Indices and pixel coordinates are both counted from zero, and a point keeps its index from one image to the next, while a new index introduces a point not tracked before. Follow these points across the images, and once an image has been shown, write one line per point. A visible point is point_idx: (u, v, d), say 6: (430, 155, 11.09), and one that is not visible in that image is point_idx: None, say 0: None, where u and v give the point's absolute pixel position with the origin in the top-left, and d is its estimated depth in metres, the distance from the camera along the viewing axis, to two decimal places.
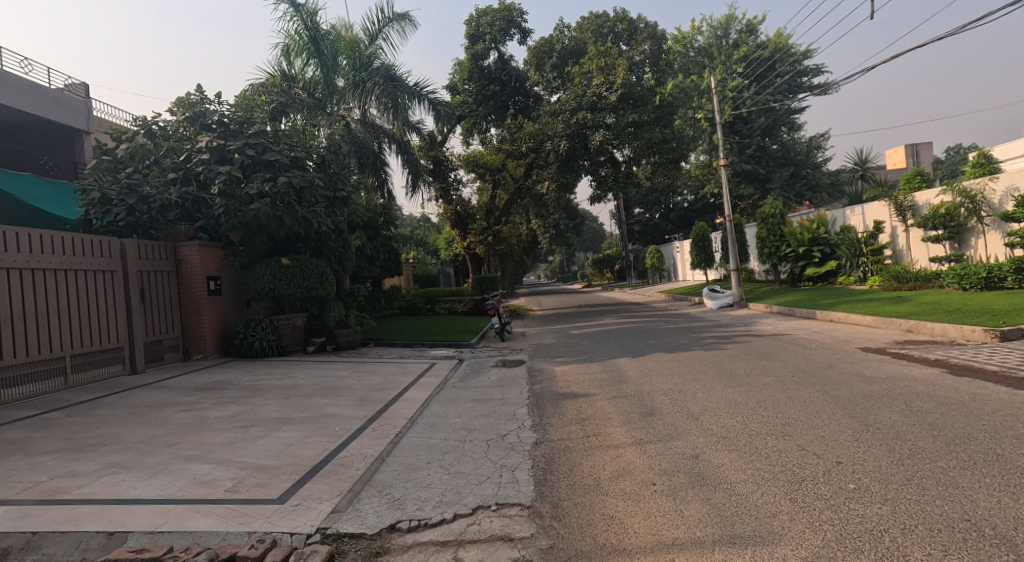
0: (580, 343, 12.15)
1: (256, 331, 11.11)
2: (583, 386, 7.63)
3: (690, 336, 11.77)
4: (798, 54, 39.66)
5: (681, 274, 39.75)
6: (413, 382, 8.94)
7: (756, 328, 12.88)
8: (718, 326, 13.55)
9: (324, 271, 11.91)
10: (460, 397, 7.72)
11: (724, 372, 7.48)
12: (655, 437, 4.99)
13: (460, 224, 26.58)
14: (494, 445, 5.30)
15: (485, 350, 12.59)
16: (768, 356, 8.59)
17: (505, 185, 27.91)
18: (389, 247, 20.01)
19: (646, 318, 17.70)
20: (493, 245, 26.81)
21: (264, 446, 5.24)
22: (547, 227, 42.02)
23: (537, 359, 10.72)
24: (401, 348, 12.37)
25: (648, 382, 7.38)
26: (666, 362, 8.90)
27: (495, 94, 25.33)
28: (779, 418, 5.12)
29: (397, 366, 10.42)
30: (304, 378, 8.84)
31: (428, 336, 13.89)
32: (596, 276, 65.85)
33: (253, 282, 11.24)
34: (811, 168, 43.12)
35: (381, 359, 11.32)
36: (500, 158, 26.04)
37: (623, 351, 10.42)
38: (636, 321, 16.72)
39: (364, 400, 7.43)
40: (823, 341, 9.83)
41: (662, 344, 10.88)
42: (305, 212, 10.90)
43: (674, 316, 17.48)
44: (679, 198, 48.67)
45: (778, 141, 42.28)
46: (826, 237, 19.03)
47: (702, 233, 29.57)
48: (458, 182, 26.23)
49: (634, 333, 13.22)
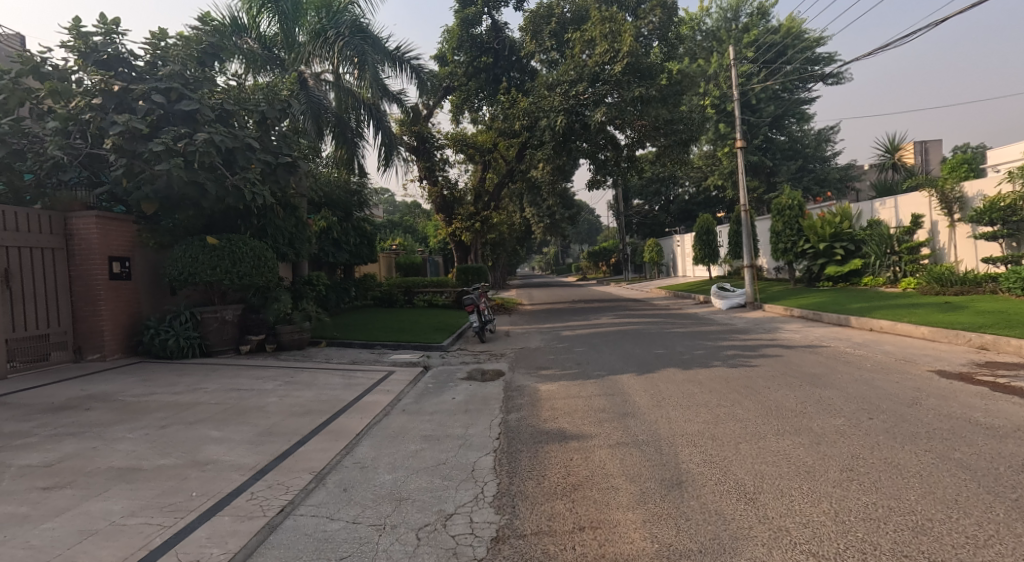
0: (573, 350, 10.12)
1: (172, 326, 8.97)
2: (577, 419, 5.60)
3: (706, 346, 9.75)
4: (811, 39, 37.62)
5: (681, 269, 37.78)
6: (355, 400, 6.91)
7: (781, 335, 10.85)
8: (736, 332, 11.55)
9: (263, 253, 9.76)
10: (407, 430, 5.65)
11: (768, 406, 5.48)
12: (692, 546, 2.98)
13: (446, 209, 24.50)
14: (427, 542, 3.25)
15: (460, 354, 10.54)
16: (820, 380, 6.53)
17: (496, 168, 25.78)
18: (362, 231, 17.94)
19: (647, 318, 15.71)
20: (481, 233, 24.75)
21: (46, 537, 3.17)
22: (541, 217, 39.92)
23: (519, 370, 8.69)
24: (359, 351, 10.31)
25: (665, 419, 5.33)
26: (684, 383, 6.89)
27: (487, 67, 23.16)
28: (899, 517, 3.08)
29: (344, 376, 8.37)
30: (209, 394, 6.73)
31: (395, 334, 11.84)
32: (590, 270, 63.82)
33: (170, 265, 9.06)
34: (820, 162, 41.17)
35: (328, 364, 9.26)
36: (492, 138, 23.90)
37: (625, 364, 8.40)
38: (636, 322, 14.71)
39: (271, 433, 5.35)
40: (877, 358, 7.85)
41: (673, 356, 8.86)
42: (235, 178, 8.93)
43: (679, 317, 15.47)
44: (680, 189, 46.69)
45: (787, 133, 40.24)
46: (851, 232, 17.08)
47: (707, 226, 27.59)
48: (445, 163, 24.13)
49: (637, 339, 11.18)
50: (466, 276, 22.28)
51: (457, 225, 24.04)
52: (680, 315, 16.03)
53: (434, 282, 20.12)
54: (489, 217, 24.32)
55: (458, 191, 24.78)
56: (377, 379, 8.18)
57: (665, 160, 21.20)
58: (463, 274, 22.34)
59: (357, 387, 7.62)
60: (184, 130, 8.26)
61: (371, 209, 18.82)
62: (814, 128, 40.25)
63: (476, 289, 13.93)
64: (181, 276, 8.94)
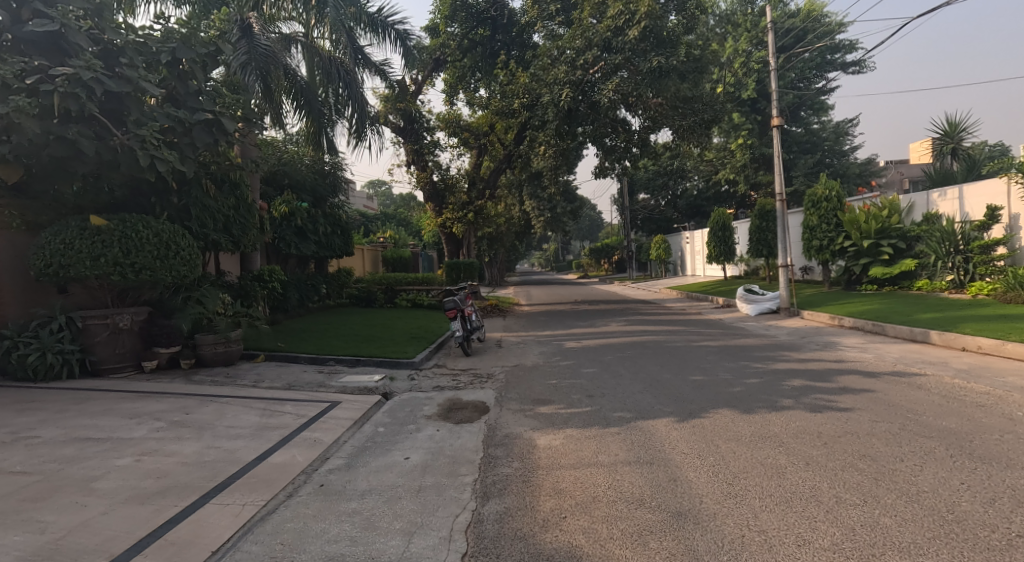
0: (583, 374, 7.76)
1: (38, 337, 6.63)
2: (601, 529, 3.24)
3: (758, 369, 7.37)
4: (832, 23, 35.38)
5: (690, 268, 35.50)
6: (256, 459, 4.55)
7: (844, 354, 8.55)
8: (785, 348, 9.18)
9: (174, 238, 7.34)
10: (310, 537, 3.30)
11: (937, 511, 3.13)
12: None
13: (437, 197, 22.23)
14: None
15: (435, 375, 8.16)
16: (973, 443, 4.20)
17: (493, 154, 23.44)
18: (334, 219, 15.56)
19: (665, 325, 13.38)
20: (476, 224, 22.41)
21: None
22: (542, 210, 37.62)
23: (510, 405, 6.32)
24: (304, 371, 7.92)
25: (759, 537, 2.99)
26: (756, 441, 4.54)
27: (484, 39, 20.81)
28: None
29: (265, 410, 6.00)
30: (32, 451, 4.41)
31: (359, 345, 9.48)
32: (592, 267, 61.59)
33: (36, 253, 6.68)
34: (839, 156, 38.80)
35: (254, 389, 6.89)
36: (488, 119, 21.56)
37: (658, 400, 6.03)
38: (653, 330, 12.37)
39: (56, 550, 3.00)
40: (1016, 399, 5.50)
41: (719, 387, 6.50)
42: (125, 138, 6.57)
43: (702, 325, 13.13)
44: (688, 183, 44.50)
45: (804, 125, 37.93)
46: (900, 228, 14.84)
47: (723, 221, 25.37)
48: (436, 147, 21.83)
49: (662, 355, 8.83)
50: (456, 273, 19.88)
51: (449, 216, 21.69)
52: (702, 322, 13.69)
53: (421, 278, 18.30)
54: (484, 207, 21.97)
55: (450, 178, 22.43)
56: (309, 418, 5.81)
57: (680, 145, 18.93)
58: (454, 271, 19.92)
59: (273, 432, 5.27)
60: (43, 64, 5.98)
61: (347, 195, 16.52)
62: (833, 120, 37.90)
63: (464, 289, 11.64)
64: (48, 268, 6.56)
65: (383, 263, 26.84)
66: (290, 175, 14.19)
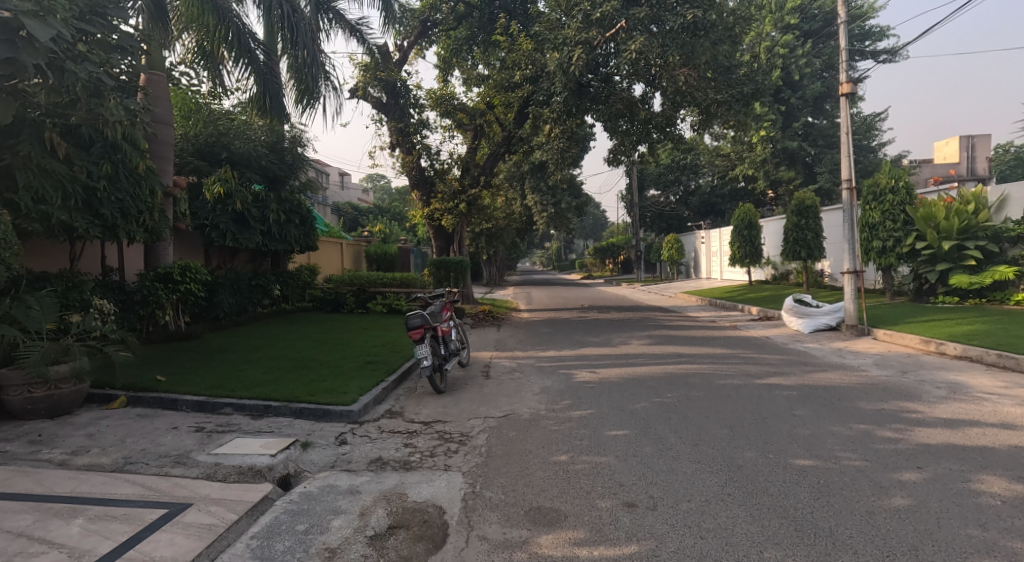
0: (607, 444, 4.92)
1: None
2: None
3: (894, 446, 4.54)
4: (864, 6, 32.58)
5: (705, 270, 32.78)
6: None
7: (998, 407, 5.72)
8: (895, 394, 6.34)
9: None
10: None
11: None
12: None
13: (425, 184, 19.48)
14: None
15: (380, 437, 5.34)
16: None
17: (490, 138, 20.62)
18: (290, 206, 12.85)
19: (700, 345, 10.55)
20: (468, 216, 19.59)
21: None
22: (545, 205, 34.87)
23: (486, 525, 3.50)
24: (176, 426, 5.13)
25: None
26: None
27: (482, 3, 17.98)
28: None
29: (23, 536, 3.20)
30: None
31: (287, 377, 6.69)
32: (597, 266, 58.93)
33: None
34: (867, 152, 35.96)
35: (59, 469, 4.10)
36: (486, 97, 18.76)
37: (760, 533, 3.22)
38: (688, 352, 9.54)
39: None
40: None
41: (856, 492, 3.67)
42: None
43: (748, 346, 10.29)
44: (702, 179, 41.75)
45: (830, 117, 35.11)
46: (990, 228, 12.16)
47: (749, 219, 22.75)
48: (425, 127, 19.09)
49: (719, 406, 5.99)
50: (444, 272, 17.02)
51: (437, 206, 18.84)
52: (745, 342, 10.86)
53: (401, 278, 15.14)
54: (480, 197, 19.16)
55: (441, 164, 19.59)
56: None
57: (708, 126, 16.16)
58: (441, 269, 17.06)
59: None
60: None
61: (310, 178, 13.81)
62: (862, 113, 35.09)
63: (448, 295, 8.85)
64: None
65: (367, 260, 24.07)
66: (229, 149, 11.27)
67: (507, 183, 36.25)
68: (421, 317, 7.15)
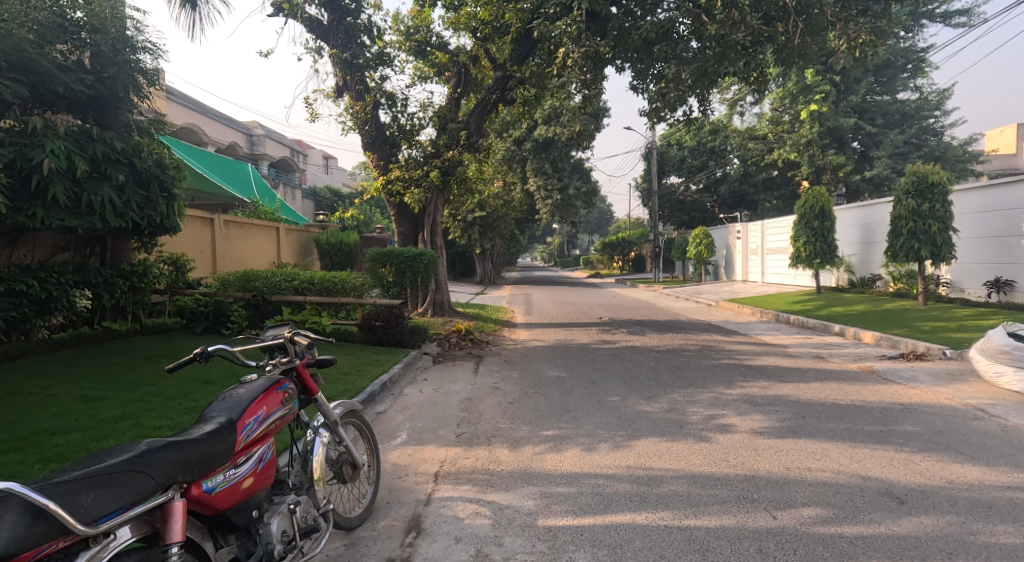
0: None
1: None
2: None
3: None
4: None
5: (741, 270, 27.28)
6: None
7: None
8: None
9: None
10: None
11: None
12: None
13: (383, 144, 13.91)
14: None
15: None
16: None
17: (480, 86, 15.10)
18: (108, 148, 7.27)
19: (881, 437, 5.06)
20: (444, 191, 14.09)
21: None
22: (549, 190, 29.41)
23: None
24: None
25: None
26: None
27: None
28: None
29: None
30: None
31: None
32: (603, 263, 53.39)
33: None
34: (931, 135, 30.35)
35: None
36: (471, 20, 13.23)
37: None
38: (898, 478, 4.05)
39: None
40: None
41: None
42: None
43: (995, 446, 4.81)
44: (731, 165, 36.24)
45: (891, 92, 29.52)
46: None
47: (821, 204, 17.48)
48: (385, 62, 13.57)
49: None
50: (397, 271, 11.39)
51: (396, 175, 13.29)
52: (962, 428, 5.36)
53: (323, 281, 9.52)
54: (461, 165, 13.64)
55: (410, 119, 14.11)
56: None
57: (804, 56, 10.69)
58: (391, 268, 11.39)
59: None
60: None
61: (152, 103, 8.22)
62: (930, 86, 29.39)
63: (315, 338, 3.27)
64: None
65: (318, 251, 18.64)
66: None
67: (505, 164, 30.89)
68: (16, 524, 1.74)
